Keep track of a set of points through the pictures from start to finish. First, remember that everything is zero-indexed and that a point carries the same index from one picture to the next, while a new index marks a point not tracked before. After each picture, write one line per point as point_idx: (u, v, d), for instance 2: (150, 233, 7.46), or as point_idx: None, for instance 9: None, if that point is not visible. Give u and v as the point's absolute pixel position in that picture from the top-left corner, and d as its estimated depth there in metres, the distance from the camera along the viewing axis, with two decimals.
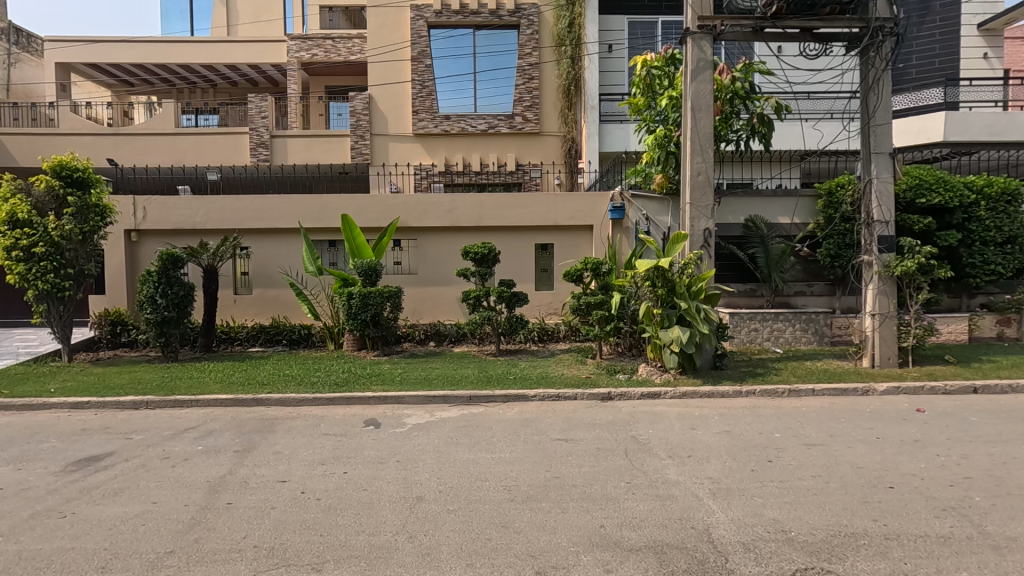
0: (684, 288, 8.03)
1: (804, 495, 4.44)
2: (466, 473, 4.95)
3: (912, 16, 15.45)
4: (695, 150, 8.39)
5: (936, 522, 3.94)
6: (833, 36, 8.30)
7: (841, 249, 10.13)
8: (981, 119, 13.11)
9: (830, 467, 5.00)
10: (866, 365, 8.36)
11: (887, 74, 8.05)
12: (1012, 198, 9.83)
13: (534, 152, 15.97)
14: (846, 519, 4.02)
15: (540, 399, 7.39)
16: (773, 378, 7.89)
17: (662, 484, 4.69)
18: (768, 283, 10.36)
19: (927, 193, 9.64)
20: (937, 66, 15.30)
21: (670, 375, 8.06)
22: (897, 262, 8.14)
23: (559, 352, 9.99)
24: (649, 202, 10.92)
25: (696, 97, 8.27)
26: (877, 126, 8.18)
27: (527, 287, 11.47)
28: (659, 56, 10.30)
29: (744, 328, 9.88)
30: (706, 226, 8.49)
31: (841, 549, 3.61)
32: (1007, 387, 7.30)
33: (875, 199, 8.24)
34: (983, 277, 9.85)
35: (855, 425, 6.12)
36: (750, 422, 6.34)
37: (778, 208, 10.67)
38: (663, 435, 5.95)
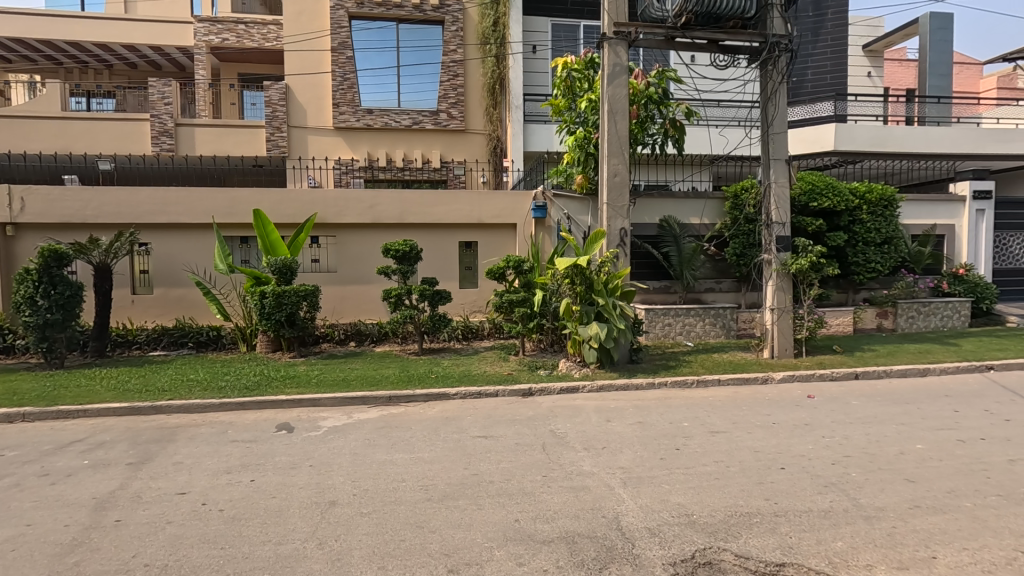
0: (602, 284, 8.29)
1: (707, 480, 4.71)
2: (382, 475, 4.86)
3: (807, 34, 16.80)
4: (612, 152, 8.69)
5: (819, 497, 4.33)
6: (736, 49, 8.85)
7: (746, 248, 10.84)
8: (865, 132, 14.46)
9: (730, 452, 5.35)
10: (766, 356, 9.02)
11: (783, 86, 8.67)
12: (888, 203, 10.93)
13: (459, 149, 15.90)
14: (742, 500, 4.32)
15: (462, 397, 7.38)
16: (684, 370, 8.34)
17: (577, 476, 4.82)
18: (680, 281, 10.93)
19: (818, 197, 10.52)
20: (829, 82, 16.74)
21: (589, 369, 8.31)
22: (793, 261, 8.83)
23: (482, 350, 10.02)
24: (571, 202, 11.21)
25: (613, 101, 8.56)
26: (775, 135, 8.81)
27: (451, 285, 11.41)
28: (580, 59, 10.59)
29: (658, 323, 10.35)
30: (622, 226, 8.82)
31: (736, 528, 3.88)
32: (882, 372, 8.14)
33: (774, 202, 8.88)
34: (865, 274, 10.89)
35: (754, 412, 6.58)
36: (662, 412, 6.66)
37: (689, 209, 11.28)
38: (580, 428, 6.13)
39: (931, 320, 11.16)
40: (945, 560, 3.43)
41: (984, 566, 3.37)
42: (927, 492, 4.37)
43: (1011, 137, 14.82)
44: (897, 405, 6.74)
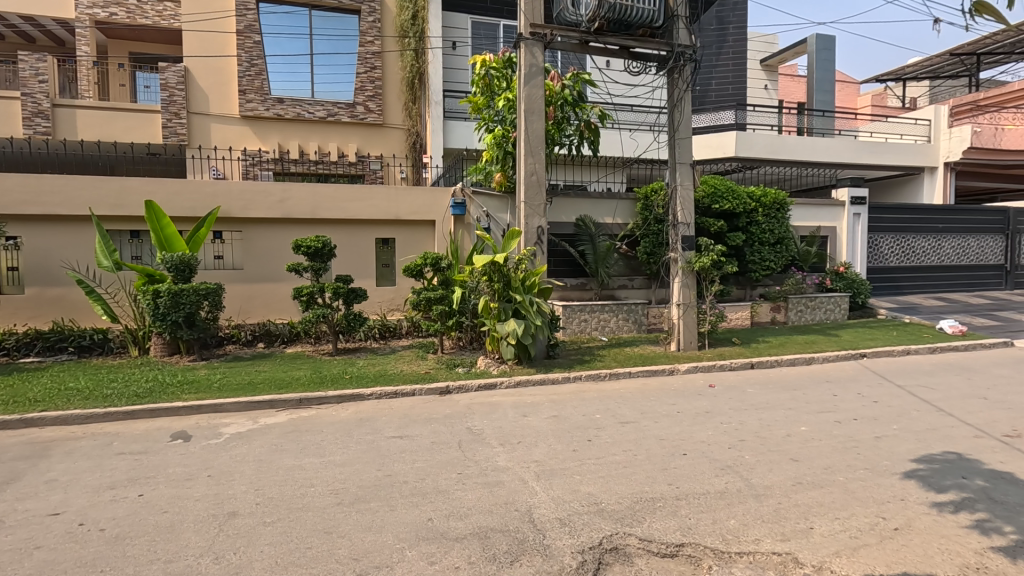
0: (519, 282, 8.39)
1: (615, 469, 4.91)
2: (289, 481, 4.64)
3: (712, 47, 17.86)
4: (528, 151, 8.82)
5: (716, 480, 4.64)
6: (645, 56, 9.24)
7: (655, 247, 11.41)
8: (762, 140, 15.63)
9: (638, 442, 5.60)
10: (674, 348, 9.53)
11: (688, 94, 9.16)
12: (780, 207, 11.90)
13: (377, 143, 15.48)
14: (647, 486, 4.54)
15: (377, 397, 7.22)
16: (598, 364, 8.64)
17: (492, 472, 4.86)
18: (596, 278, 11.32)
19: (720, 200, 11.23)
20: (731, 92, 17.81)
21: (507, 366, 8.41)
22: (696, 259, 9.40)
23: (400, 349, 9.84)
24: (490, 199, 11.26)
25: (529, 100, 8.71)
26: (680, 140, 9.31)
27: (368, 283, 11.11)
28: (498, 58, 10.67)
29: (575, 319, 10.65)
30: (539, 224, 8.97)
31: (641, 513, 4.07)
32: (774, 361, 8.88)
33: (679, 203, 9.39)
34: (761, 272, 11.80)
35: (660, 402, 6.94)
36: (576, 406, 6.86)
37: (603, 209, 11.71)
38: (496, 424, 6.17)
39: (817, 313, 12.29)
40: (821, 530, 3.79)
41: (852, 532, 3.75)
42: (808, 470, 4.81)
43: (882, 149, 16.63)
44: (785, 391, 7.38)
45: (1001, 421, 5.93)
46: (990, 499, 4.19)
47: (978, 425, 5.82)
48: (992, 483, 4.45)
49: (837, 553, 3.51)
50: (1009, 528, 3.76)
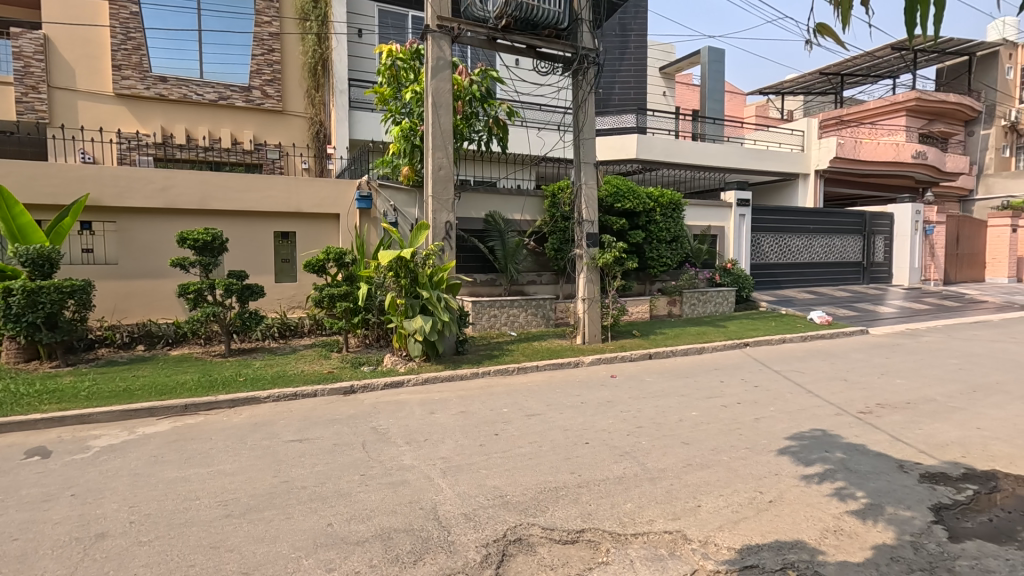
0: (427, 278, 8.28)
1: (521, 461, 5.00)
2: (170, 495, 4.26)
3: (615, 52, 18.64)
4: (436, 145, 8.72)
5: (615, 466, 4.86)
6: (551, 57, 9.47)
7: (562, 244, 11.69)
8: (661, 144, 16.54)
9: (543, 433, 5.72)
10: (579, 342, 9.87)
11: (591, 96, 9.49)
12: (675, 207, 12.67)
13: (275, 130, 14.59)
14: (550, 476, 4.65)
15: (275, 400, 6.82)
16: (506, 359, 8.74)
17: (396, 471, 4.76)
18: (505, 273, 11.43)
19: (622, 199, 11.75)
20: (633, 97, 18.72)
21: (415, 363, 8.27)
22: (600, 256, 9.79)
23: (301, 348, 9.37)
24: (397, 193, 11.00)
25: (436, 94, 8.60)
26: (584, 140, 9.62)
27: (265, 279, 10.45)
28: (405, 49, 10.48)
29: (485, 314, 10.73)
30: (447, 219, 8.90)
31: (544, 503, 4.17)
32: (670, 352, 9.47)
33: (584, 202, 9.72)
34: (659, 268, 12.54)
35: (565, 394, 7.15)
36: (484, 400, 6.90)
37: (511, 206, 11.85)
38: (402, 422, 6.06)
39: (707, 306, 13.27)
40: (707, 507, 4.09)
41: (733, 507, 4.09)
42: (697, 452, 5.18)
43: (764, 156, 18.25)
44: (679, 379, 7.91)
45: (857, 400, 6.73)
46: (847, 469, 4.74)
47: (839, 404, 6.57)
48: (848, 455, 5.03)
49: (720, 527, 3.80)
50: (862, 493, 4.27)
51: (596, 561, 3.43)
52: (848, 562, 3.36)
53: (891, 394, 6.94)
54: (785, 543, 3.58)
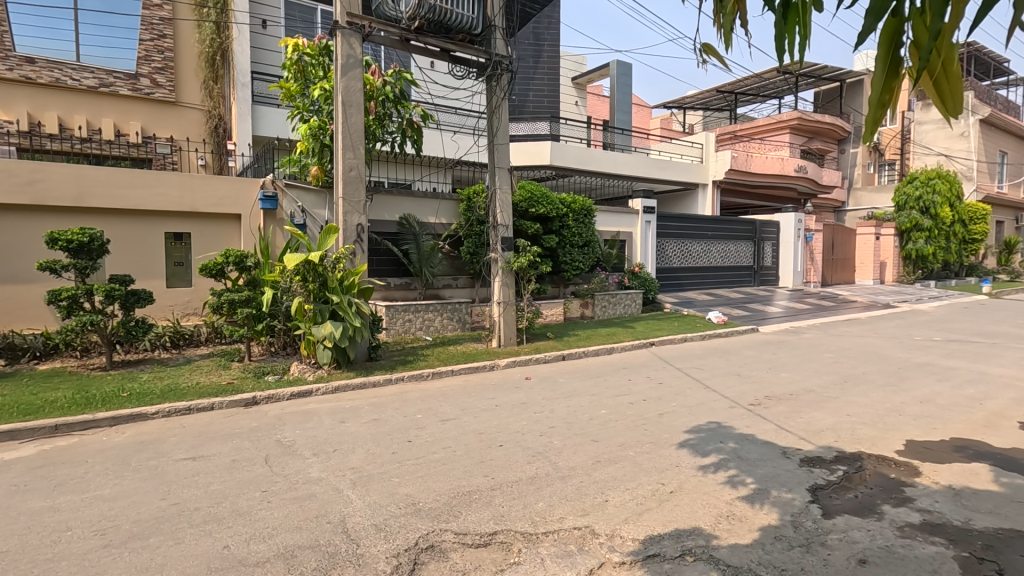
0: (337, 282, 7.99)
1: (434, 467, 4.95)
2: (34, 528, 3.78)
3: (529, 60, 19.02)
4: (346, 145, 8.44)
5: (528, 466, 4.95)
6: (464, 61, 9.52)
7: (478, 247, 11.71)
8: (574, 151, 17.05)
9: (456, 438, 5.70)
10: (495, 345, 9.94)
11: (505, 103, 9.61)
12: (586, 213, 13.09)
13: (167, 123, 13.43)
14: (464, 481, 4.64)
15: (165, 416, 6.28)
16: (421, 364, 8.63)
17: (302, 485, 4.54)
18: (420, 277, 11.31)
19: (536, 205, 11.97)
20: (546, 104, 19.16)
21: (324, 370, 7.95)
22: (515, 260, 9.94)
23: (197, 359, 8.69)
24: (305, 194, 10.53)
25: (346, 93, 8.33)
26: (499, 145, 9.73)
27: (155, 284, 9.58)
28: (313, 44, 10.12)
29: (399, 319, 10.54)
30: (358, 221, 8.65)
31: (457, 508, 4.15)
32: (582, 352, 9.80)
33: (499, 206, 9.82)
34: (572, 271, 12.94)
35: (480, 397, 7.19)
36: (397, 407, 6.76)
37: (426, 209, 11.74)
38: (309, 433, 5.80)
39: (617, 308, 13.85)
40: (614, 501, 4.26)
41: (638, 500, 4.30)
42: (605, 448, 5.38)
43: (667, 166, 19.37)
44: (590, 378, 8.20)
45: (749, 393, 7.32)
46: (738, 457, 5.13)
47: (732, 397, 7.10)
48: (740, 444, 5.45)
49: (626, 520, 3.98)
50: (750, 479, 4.64)
51: (507, 562, 3.46)
52: (738, 544, 3.64)
53: (776, 386, 7.62)
54: (684, 530, 3.81)
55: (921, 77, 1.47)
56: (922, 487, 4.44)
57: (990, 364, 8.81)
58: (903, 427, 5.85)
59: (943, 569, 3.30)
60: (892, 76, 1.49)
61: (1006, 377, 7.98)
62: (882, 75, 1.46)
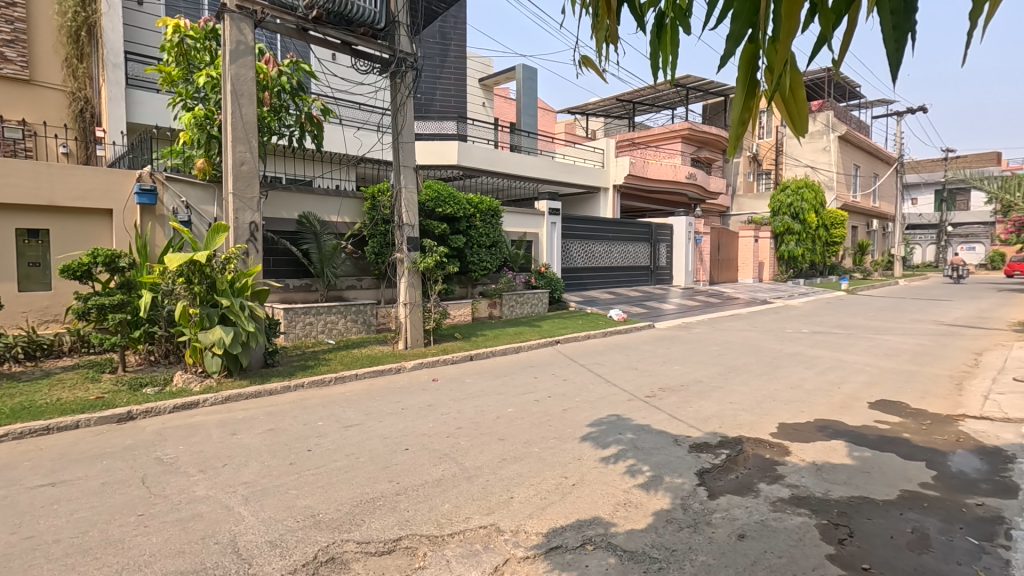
0: (227, 284, 7.43)
1: (336, 475, 4.76)
2: None
3: (435, 59, 18.89)
4: (237, 137, 7.87)
5: (434, 469, 4.90)
6: (367, 56, 9.25)
7: (383, 247, 11.42)
8: (481, 152, 17.14)
9: (360, 444, 5.53)
10: (401, 347, 9.75)
11: (409, 101, 9.46)
12: (493, 213, 13.19)
13: (19, 105, 11.71)
14: (368, 488, 4.51)
15: (17, 438, 5.51)
16: (322, 369, 8.26)
17: (186, 505, 4.17)
18: (321, 278, 10.87)
19: (443, 204, 11.89)
20: (453, 104, 19.15)
21: (213, 380, 7.36)
22: (421, 260, 9.80)
23: (58, 371, 7.70)
24: (190, 188, 9.69)
25: (236, 81, 7.77)
26: (403, 143, 9.55)
27: (4, 287, 8.36)
28: (197, 27, 9.37)
29: (298, 322, 10.03)
30: (252, 219, 8.13)
31: (360, 516, 4.02)
32: (489, 352, 9.88)
33: (404, 205, 9.66)
34: (480, 272, 13.01)
35: (385, 401, 7.03)
36: (296, 415, 6.43)
37: (327, 207, 11.26)
38: (195, 448, 5.36)
39: (524, 307, 14.11)
40: (519, 497, 4.34)
41: (542, 494, 4.41)
42: (511, 446, 5.47)
43: (572, 170, 20.06)
44: (496, 378, 8.30)
45: (645, 385, 7.77)
46: (635, 447, 5.42)
47: (630, 390, 7.51)
48: (636, 435, 5.77)
49: (531, 515, 4.06)
50: (646, 467, 4.93)
51: (412, 567, 3.41)
52: (633, 529, 3.85)
53: (670, 379, 8.16)
54: (585, 521, 3.97)
55: (771, 100, 1.53)
56: (792, 464, 4.95)
57: (846, 352, 10.05)
58: (776, 411, 6.51)
59: (807, 536, 3.70)
60: (747, 98, 1.57)
61: (858, 363, 9.13)
62: (741, 96, 1.54)
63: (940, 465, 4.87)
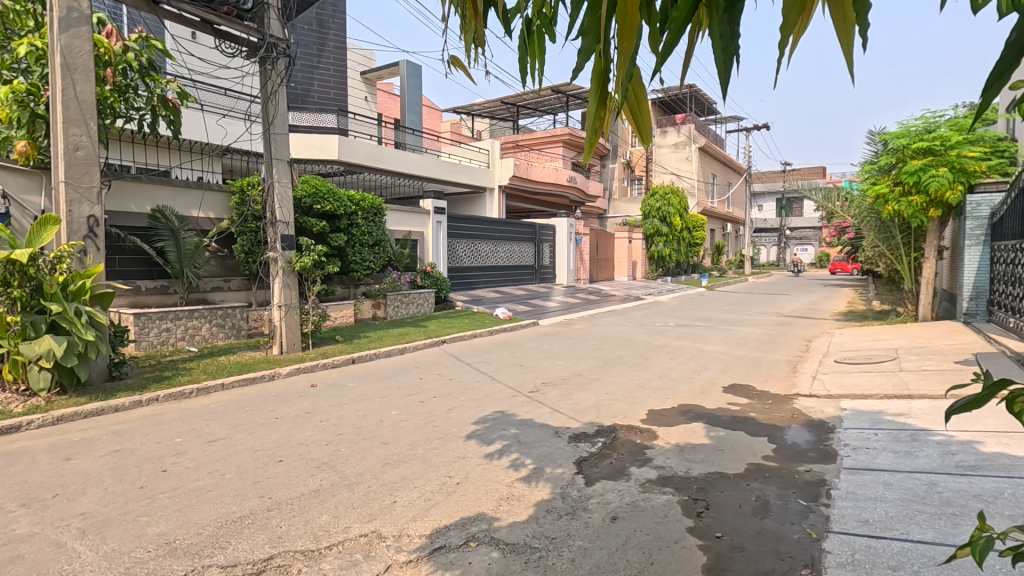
0: (58, 286, 6.45)
1: (196, 497, 4.31)
2: None
3: (312, 47, 17.89)
4: (69, 118, 6.85)
5: (311, 479, 4.64)
6: (231, 38, 8.51)
7: (254, 245, 10.59)
8: (363, 148, 16.48)
9: (226, 459, 5.08)
10: (276, 352, 9.13)
11: (282, 89, 8.87)
12: (376, 211, 12.79)
13: None
14: (234, 506, 4.15)
15: None
16: (182, 379, 7.47)
17: (3, 547, 3.55)
18: (180, 279, 9.85)
19: (321, 201, 11.26)
20: (332, 96, 18.30)
21: (41, 399, 6.34)
22: (297, 259, 9.22)
23: None
24: (9, 174, 8.28)
25: (67, 54, 6.76)
26: (276, 134, 8.93)
27: None
28: None
29: (152, 329, 8.98)
30: (90, 213, 7.13)
31: (225, 538, 3.70)
32: (373, 354, 9.55)
33: (277, 201, 9.03)
34: (362, 271, 12.56)
35: (257, 411, 6.54)
36: (148, 432, 5.75)
37: (187, 200, 10.24)
38: (16, 479, 4.57)
39: (410, 308, 13.87)
40: (402, 501, 4.25)
41: (426, 496, 4.36)
42: (395, 449, 5.34)
43: (458, 169, 20.06)
44: (379, 380, 8.07)
45: (528, 381, 7.99)
46: (519, 442, 5.55)
47: (515, 386, 7.68)
48: (520, 430, 5.91)
49: (414, 518, 3.99)
50: (528, 460, 5.07)
51: None
52: (515, 522, 3.93)
53: (551, 373, 8.48)
54: (468, 518, 3.99)
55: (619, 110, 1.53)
56: (658, 448, 5.37)
57: (706, 343, 11.14)
58: (646, 399, 7.02)
59: (671, 512, 4.04)
60: (598, 107, 1.57)
61: (715, 352, 10.16)
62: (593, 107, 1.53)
63: (779, 439, 5.56)
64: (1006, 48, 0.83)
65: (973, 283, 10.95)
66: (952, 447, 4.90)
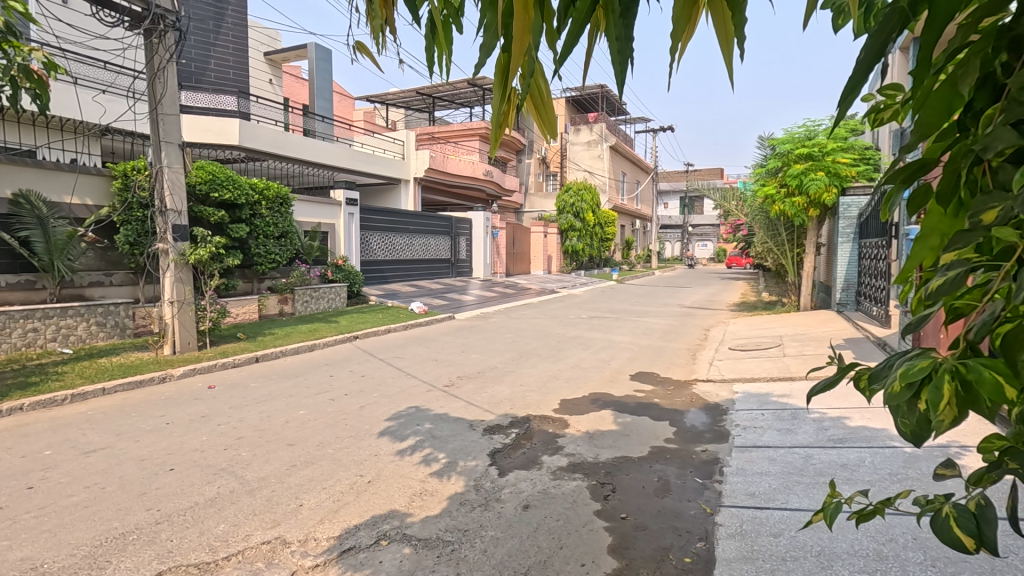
0: None
1: (70, 514, 3.88)
2: None
3: (209, 22, 16.55)
4: None
5: (207, 487, 4.33)
6: (110, 5, 7.58)
7: (140, 236, 9.62)
8: (267, 133, 15.47)
9: (106, 471, 4.61)
10: (167, 352, 8.42)
11: (171, 66, 8.14)
12: (282, 201, 12.10)
13: None
14: (116, 522, 3.78)
15: None
16: (53, 385, 6.68)
17: None
18: (50, 273, 8.77)
19: (219, 188, 10.45)
20: (231, 77, 17.06)
21: None
22: (191, 251, 8.51)
23: None
24: None
25: None
26: (165, 115, 8.20)
27: None
28: None
29: (13, 329, 7.94)
30: None
31: (106, 556, 3.37)
32: (279, 352, 9.07)
33: (167, 187, 8.29)
34: (267, 264, 11.90)
35: (144, 416, 5.99)
36: (9, 446, 5.08)
37: (58, 184, 9.17)
38: None
39: (320, 302, 13.31)
40: (308, 504, 4.08)
41: (335, 497, 4.21)
42: (302, 451, 5.10)
43: (372, 160, 19.37)
44: (286, 379, 7.68)
45: (444, 375, 7.94)
46: (432, 437, 5.50)
47: (429, 381, 7.61)
48: (434, 424, 5.86)
49: (321, 520, 3.85)
50: (442, 454, 5.05)
51: None
52: (427, 517, 3.90)
53: (467, 367, 8.48)
54: (379, 517, 3.90)
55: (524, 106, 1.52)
56: (569, 436, 5.54)
57: (615, 334, 11.64)
58: (559, 389, 7.22)
59: (580, 497, 4.19)
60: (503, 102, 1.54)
61: (624, 342, 10.64)
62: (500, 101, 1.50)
63: (679, 423, 5.93)
64: (857, 62, 0.90)
65: (845, 276, 12.28)
66: (825, 422, 5.46)
